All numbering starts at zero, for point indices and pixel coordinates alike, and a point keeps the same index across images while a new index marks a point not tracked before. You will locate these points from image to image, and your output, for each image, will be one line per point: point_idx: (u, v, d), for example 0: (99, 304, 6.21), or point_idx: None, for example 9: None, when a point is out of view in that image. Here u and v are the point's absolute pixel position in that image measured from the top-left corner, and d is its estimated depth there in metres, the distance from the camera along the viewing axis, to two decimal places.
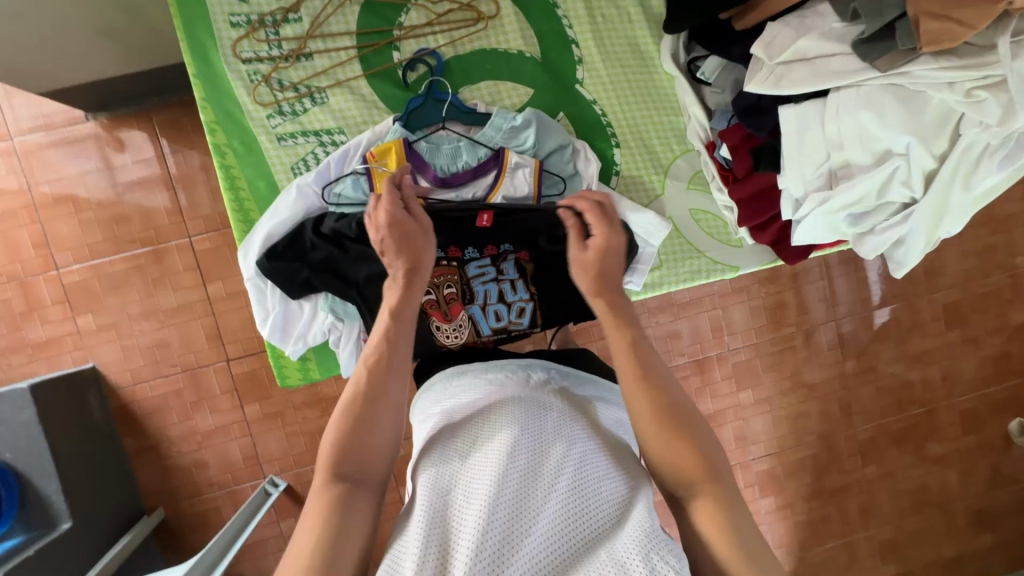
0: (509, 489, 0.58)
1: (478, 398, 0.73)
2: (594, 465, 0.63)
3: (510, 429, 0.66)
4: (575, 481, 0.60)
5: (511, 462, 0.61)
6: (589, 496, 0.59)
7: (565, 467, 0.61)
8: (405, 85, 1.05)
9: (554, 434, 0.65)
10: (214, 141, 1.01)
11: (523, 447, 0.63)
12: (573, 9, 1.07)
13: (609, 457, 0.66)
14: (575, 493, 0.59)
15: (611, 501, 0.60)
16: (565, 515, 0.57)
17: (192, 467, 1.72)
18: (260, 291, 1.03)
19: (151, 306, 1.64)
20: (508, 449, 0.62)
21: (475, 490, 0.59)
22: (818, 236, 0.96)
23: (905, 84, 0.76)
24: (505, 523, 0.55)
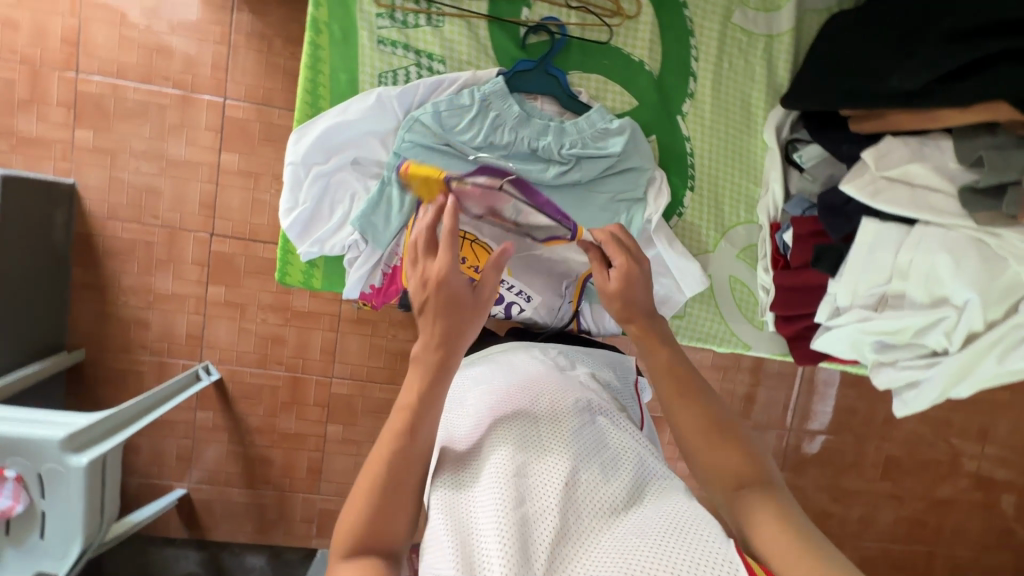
0: (521, 492, 0.62)
1: (480, 396, 0.77)
2: (596, 454, 0.69)
3: (514, 424, 0.70)
4: (586, 476, 0.65)
5: (515, 461, 0.65)
6: (605, 484, 0.65)
7: (569, 458, 0.66)
8: (522, 45, 1.02)
9: (556, 424, 0.70)
10: (314, 14, 0.96)
11: (530, 441, 0.68)
12: (705, 46, 1.06)
13: (613, 440, 0.72)
14: (590, 484, 0.65)
15: (624, 483, 0.66)
16: (583, 509, 0.63)
17: (132, 323, 1.64)
18: (297, 181, 0.99)
19: (157, 149, 1.55)
20: (513, 449, 0.67)
21: (488, 498, 0.62)
22: (840, 348, 0.98)
23: (993, 247, 0.77)
24: (524, 522, 0.60)
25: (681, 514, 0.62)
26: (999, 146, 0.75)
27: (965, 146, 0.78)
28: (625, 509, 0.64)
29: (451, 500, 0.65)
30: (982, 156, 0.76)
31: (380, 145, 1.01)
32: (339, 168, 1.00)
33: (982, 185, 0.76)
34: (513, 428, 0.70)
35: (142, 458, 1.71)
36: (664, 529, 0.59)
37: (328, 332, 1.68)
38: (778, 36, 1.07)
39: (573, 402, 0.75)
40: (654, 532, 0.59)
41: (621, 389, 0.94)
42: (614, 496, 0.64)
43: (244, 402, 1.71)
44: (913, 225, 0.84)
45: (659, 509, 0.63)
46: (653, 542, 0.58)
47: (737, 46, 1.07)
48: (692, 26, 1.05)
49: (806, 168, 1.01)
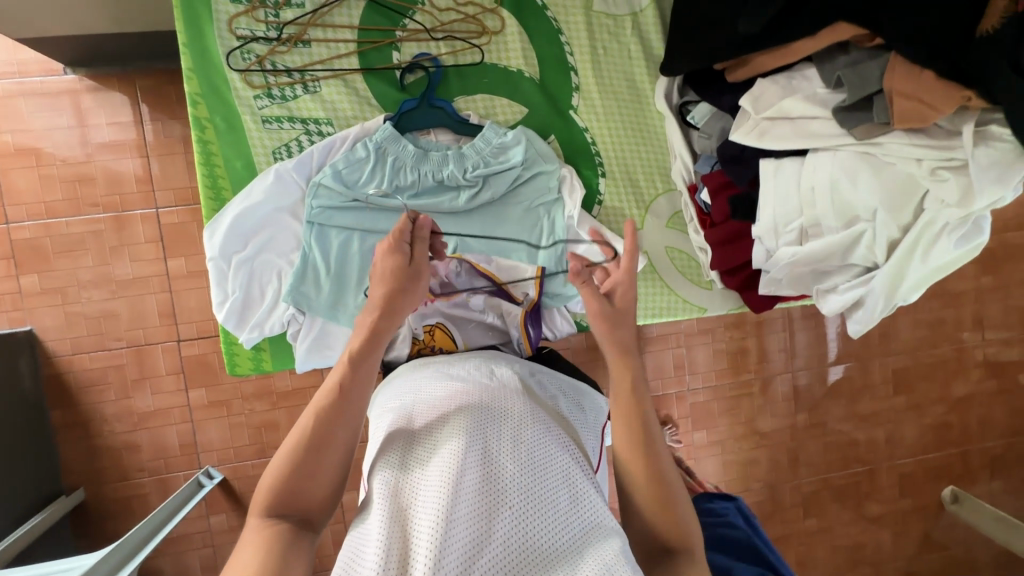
0: (467, 504, 0.63)
1: (441, 397, 0.79)
2: (549, 483, 0.68)
3: (470, 428, 0.71)
4: (533, 496, 0.65)
5: (466, 474, 0.65)
6: (546, 512, 0.64)
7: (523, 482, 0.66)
8: (402, 86, 1.05)
9: (515, 446, 0.70)
10: (195, 113, 0.98)
11: (483, 451, 0.68)
12: (576, 39, 1.09)
13: (568, 475, 0.71)
14: (534, 511, 0.64)
15: (570, 524, 0.65)
16: (523, 533, 0.62)
17: (123, 449, 1.63)
18: (221, 273, 1.00)
19: (104, 274, 1.56)
20: (468, 458, 0.67)
21: (430, 497, 0.63)
22: (783, 287, 1.00)
23: (879, 154, 0.78)
24: (462, 531, 0.60)
25: (615, 564, 0.60)
26: (849, 63, 0.77)
27: (822, 69, 0.81)
28: (562, 546, 0.63)
29: (395, 496, 0.66)
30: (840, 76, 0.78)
31: (293, 218, 1.02)
32: (260, 250, 1.01)
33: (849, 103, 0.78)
34: (472, 439, 0.70)
35: None
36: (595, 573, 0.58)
37: None
38: (642, 11, 1.10)
39: (540, 429, 0.74)
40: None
41: (587, 423, 0.92)
42: (553, 531, 0.63)
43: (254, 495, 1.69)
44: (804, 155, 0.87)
45: (596, 555, 0.61)
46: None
47: (606, 31, 1.10)
48: (558, 24, 1.08)
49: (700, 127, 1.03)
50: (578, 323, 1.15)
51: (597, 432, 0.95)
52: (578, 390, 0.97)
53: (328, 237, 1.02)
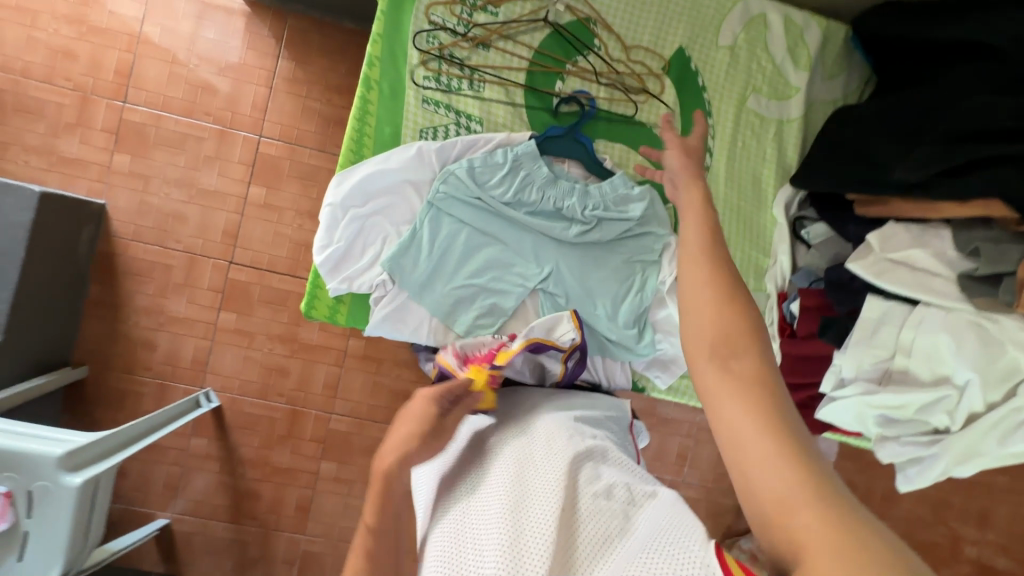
0: (517, 516, 0.63)
1: (472, 445, 0.80)
2: (588, 481, 0.69)
3: (502, 459, 0.74)
4: (575, 502, 0.66)
5: (507, 496, 0.66)
6: (592, 511, 0.65)
7: (561, 484, 0.67)
8: (554, 113, 1.11)
9: (549, 457, 0.72)
10: (367, 73, 1.05)
11: (514, 472, 0.70)
12: (721, 126, 1.15)
13: (608, 473, 0.73)
14: (583, 511, 0.65)
15: (618, 505, 0.67)
16: (577, 534, 0.63)
17: (139, 343, 1.65)
18: (333, 220, 1.05)
19: (190, 178, 1.62)
20: (507, 484, 0.68)
21: (480, 529, 0.64)
22: (845, 419, 1.00)
23: (992, 330, 0.82)
24: (518, 543, 0.60)
25: (673, 534, 0.61)
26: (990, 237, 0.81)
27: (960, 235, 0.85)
28: (619, 528, 0.63)
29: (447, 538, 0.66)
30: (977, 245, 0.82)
31: (415, 194, 1.07)
32: (375, 212, 1.06)
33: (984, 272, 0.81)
34: (507, 469, 0.71)
35: (129, 483, 1.67)
36: (653, 546, 0.59)
37: (333, 366, 1.70)
38: (788, 122, 1.17)
39: (567, 438, 0.76)
40: (646, 555, 0.58)
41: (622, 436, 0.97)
42: (606, 521, 0.64)
43: (241, 432, 1.70)
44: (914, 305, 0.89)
45: (650, 530, 0.62)
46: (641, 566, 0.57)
47: (750, 128, 1.16)
48: (710, 108, 1.15)
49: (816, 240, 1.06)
50: (633, 380, 1.16)
51: (630, 437, 1.00)
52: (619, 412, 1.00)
53: (441, 222, 1.07)
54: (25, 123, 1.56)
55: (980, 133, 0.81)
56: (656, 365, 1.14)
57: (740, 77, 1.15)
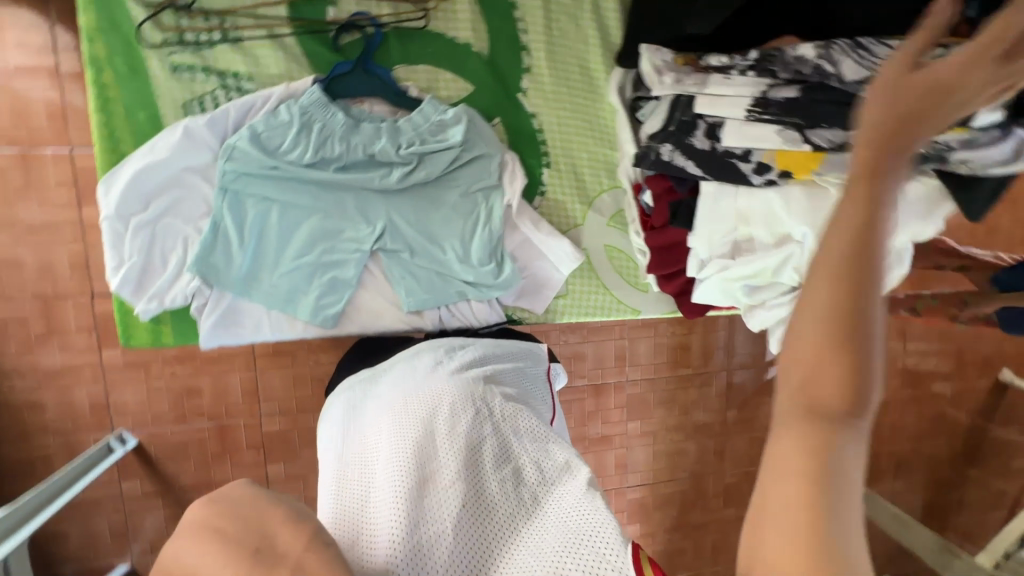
0: (423, 518, 0.64)
1: (380, 412, 0.77)
2: (497, 463, 0.70)
3: (414, 434, 0.71)
4: (482, 487, 0.67)
5: (410, 481, 0.66)
6: (501, 495, 0.67)
7: (464, 479, 0.67)
8: (336, 47, 0.95)
9: (455, 439, 0.71)
10: (91, 51, 0.87)
11: (425, 449, 0.70)
12: (532, 17, 1.02)
13: (516, 447, 0.73)
14: (483, 499, 0.66)
15: (527, 491, 0.68)
16: (485, 524, 0.64)
17: (24, 407, 1.50)
18: (117, 236, 0.90)
19: (5, 217, 1.40)
20: (410, 477, 0.67)
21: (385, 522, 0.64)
22: (714, 297, 1.00)
23: (816, 179, 0.78)
24: (425, 545, 0.62)
25: (576, 516, 0.63)
26: (835, 47, 0.68)
27: (799, 56, 0.71)
28: (527, 513, 0.66)
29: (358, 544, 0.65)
30: (837, 59, 0.69)
31: (201, 181, 0.93)
32: (164, 213, 0.92)
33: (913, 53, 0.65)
34: (409, 460, 0.68)
35: (73, 542, 1.58)
36: (552, 533, 0.62)
37: (245, 372, 1.59)
38: None
39: (472, 416, 0.74)
40: (551, 539, 0.61)
41: (525, 373, 0.93)
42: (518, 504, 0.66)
43: (171, 462, 1.60)
44: (806, 141, 0.75)
45: (557, 515, 0.64)
46: (543, 551, 0.60)
47: (563, 12, 1.04)
48: None
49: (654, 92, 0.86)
50: (506, 314, 1.10)
51: (542, 381, 0.96)
52: (513, 352, 0.95)
53: (243, 205, 0.94)
54: None
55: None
56: (530, 294, 1.08)
57: None
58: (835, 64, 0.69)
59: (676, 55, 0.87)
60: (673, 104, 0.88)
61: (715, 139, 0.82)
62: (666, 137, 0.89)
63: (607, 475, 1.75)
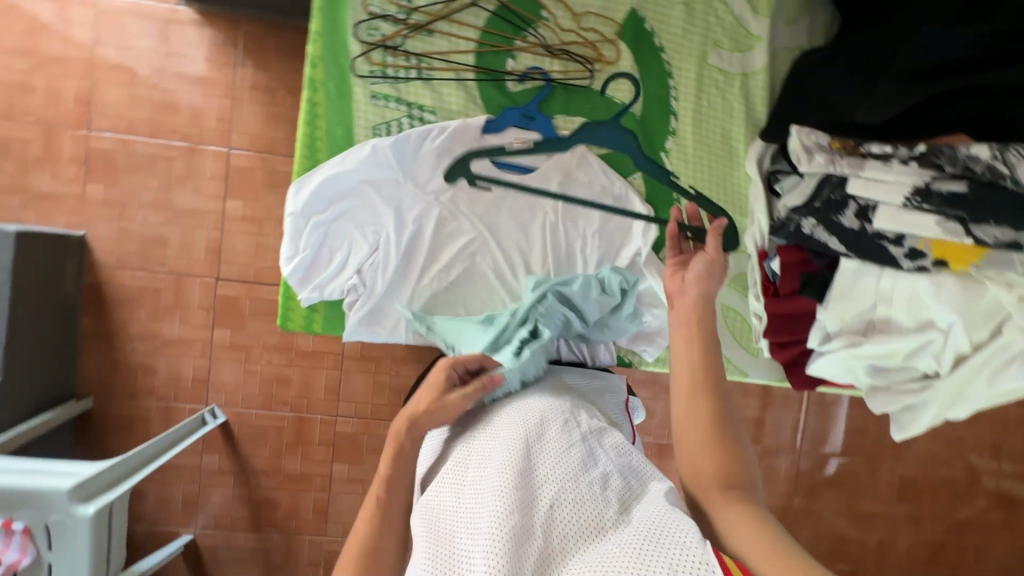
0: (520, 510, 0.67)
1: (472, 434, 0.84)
2: (580, 473, 0.73)
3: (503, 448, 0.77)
4: (563, 490, 0.70)
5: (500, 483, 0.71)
6: (582, 502, 0.69)
7: (550, 484, 0.71)
8: (508, 93, 1.08)
9: (539, 454, 0.76)
10: (311, 74, 1.02)
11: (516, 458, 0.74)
12: (684, 86, 1.11)
13: (598, 461, 0.76)
14: (571, 499, 0.69)
15: (613, 499, 0.70)
16: (565, 531, 0.66)
17: (139, 369, 1.65)
18: (297, 229, 1.02)
19: (165, 199, 1.59)
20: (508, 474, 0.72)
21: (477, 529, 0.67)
22: (835, 374, 0.98)
23: (972, 271, 0.80)
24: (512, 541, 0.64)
25: (656, 516, 0.64)
26: (1013, 151, 0.72)
27: (971, 155, 0.75)
28: (611, 519, 0.67)
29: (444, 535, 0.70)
30: (1013, 162, 0.71)
31: (375, 191, 1.05)
32: (339, 216, 1.04)
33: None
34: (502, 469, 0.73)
35: (148, 504, 1.67)
36: (629, 534, 0.62)
37: (332, 371, 1.68)
38: (753, 74, 1.12)
39: (554, 431, 0.80)
40: (630, 534, 0.62)
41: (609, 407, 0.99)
42: (600, 513, 0.68)
43: (249, 444, 1.68)
44: (968, 234, 0.76)
45: (639, 517, 0.65)
46: (627, 547, 0.61)
47: (714, 85, 1.12)
48: (670, 68, 1.11)
49: (803, 169, 0.89)
50: (618, 356, 1.15)
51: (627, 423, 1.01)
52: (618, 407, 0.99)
53: (404, 217, 1.06)
54: None
55: (935, 68, 0.78)
56: (641, 339, 1.13)
57: (699, 31, 1.10)
58: (1011, 165, 0.71)
59: (832, 139, 0.90)
60: (821, 182, 0.91)
61: (865, 220, 0.85)
62: (809, 211, 0.91)
63: None
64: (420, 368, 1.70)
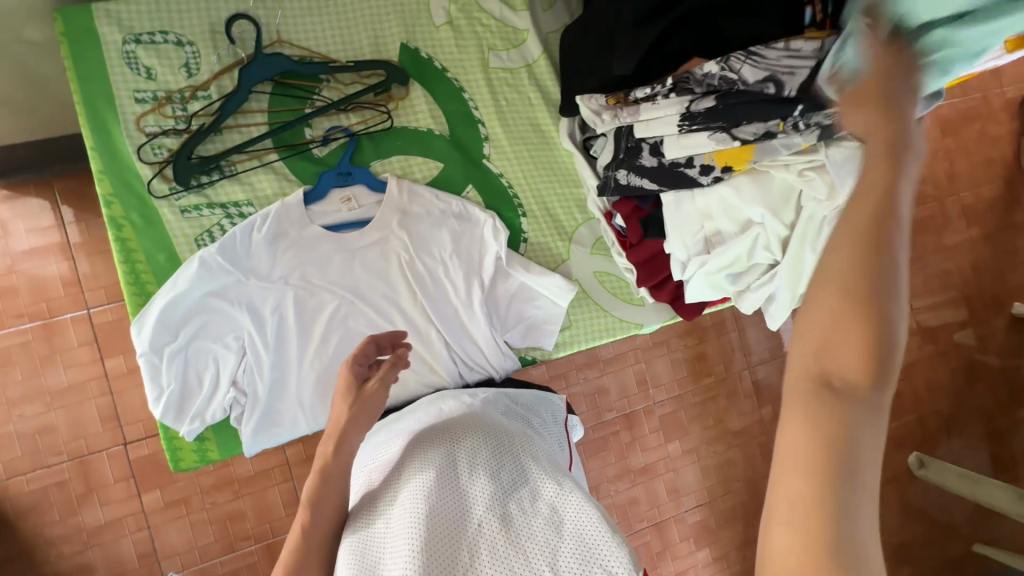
0: (451, 535, 0.70)
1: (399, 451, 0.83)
2: (514, 494, 0.75)
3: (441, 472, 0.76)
4: (501, 515, 0.72)
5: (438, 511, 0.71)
6: (515, 525, 0.72)
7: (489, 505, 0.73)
8: (317, 160, 1.09)
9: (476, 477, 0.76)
10: (110, 214, 0.99)
11: (450, 485, 0.74)
12: (479, 94, 1.17)
13: (529, 476, 0.78)
14: (498, 525, 0.71)
15: (543, 512, 0.74)
16: (499, 549, 0.70)
17: (74, 573, 1.47)
18: (153, 368, 0.97)
19: (36, 386, 1.46)
20: (437, 499, 0.72)
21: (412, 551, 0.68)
22: (704, 294, 1.07)
23: (754, 166, 0.89)
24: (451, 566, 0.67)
25: (592, 537, 0.70)
26: (732, 59, 0.78)
27: (706, 72, 0.82)
28: (539, 537, 0.71)
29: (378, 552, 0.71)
30: (736, 67, 0.78)
31: (220, 300, 1.01)
32: (193, 338, 1.00)
33: (800, 44, 0.75)
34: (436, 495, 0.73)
35: None
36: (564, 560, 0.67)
37: (284, 484, 1.58)
38: (535, 63, 1.20)
39: (489, 452, 0.79)
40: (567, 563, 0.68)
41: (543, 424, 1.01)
42: (534, 532, 0.71)
43: None
44: (735, 138, 0.85)
45: (572, 538, 0.71)
46: None
47: (505, 84, 1.19)
48: (459, 84, 1.16)
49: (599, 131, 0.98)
50: (520, 356, 1.17)
51: (559, 428, 1.05)
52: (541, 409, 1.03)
53: (261, 313, 1.04)
54: None
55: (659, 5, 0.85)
56: (535, 333, 1.16)
57: (471, 42, 1.17)
58: (736, 71, 0.78)
59: (607, 96, 0.98)
60: (617, 136, 1.00)
61: (660, 155, 0.94)
62: (618, 164, 1.01)
63: (662, 504, 1.72)
64: None
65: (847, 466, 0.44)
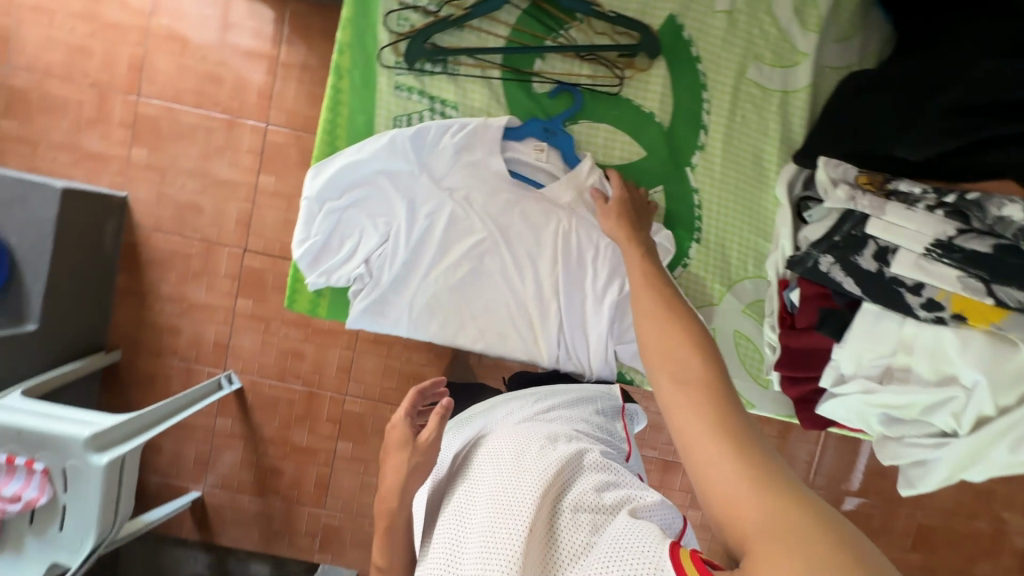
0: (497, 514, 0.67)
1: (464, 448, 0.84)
2: (568, 488, 0.70)
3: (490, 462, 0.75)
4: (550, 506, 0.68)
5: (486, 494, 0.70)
6: (563, 519, 0.66)
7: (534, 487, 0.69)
8: (533, 94, 1.05)
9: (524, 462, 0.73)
10: (338, 61, 1.03)
11: (498, 471, 0.73)
12: (718, 99, 1.06)
13: (585, 477, 0.72)
14: (546, 515, 0.66)
15: (594, 512, 0.67)
16: (544, 542, 0.64)
17: (165, 329, 1.70)
18: (310, 215, 1.03)
19: (202, 168, 1.63)
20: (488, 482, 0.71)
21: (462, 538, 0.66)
22: (845, 418, 0.93)
23: (993, 331, 0.77)
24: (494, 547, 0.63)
25: (639, 536, 0.61)
26: None
27: (1003, 215, 0.73)
28: (588, 537, 0.64)
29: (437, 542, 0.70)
30: None
31: (389, 182, 1.04)
32: (352, 205, 1.04)
33: None
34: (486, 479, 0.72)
35: (163, 458, 1.73)
36: (607, 561, 0.60)
37: (345, 351, 1.68)
38: (794, 92, 1.06)
39: (541, 445, 0.76)
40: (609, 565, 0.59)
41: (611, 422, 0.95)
42: (583, 531, 0.65)
43: (261, 412, 1.71)
44: (990, 293, 0.75)
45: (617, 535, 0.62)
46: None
47: (751, 100, 1.07)
48: (704, 80, 1.06)
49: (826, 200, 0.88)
50: (620, 372, 1.15)
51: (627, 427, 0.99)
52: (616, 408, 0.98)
53: (416, 210, 1.06)
54: (50, 121, 1.60)
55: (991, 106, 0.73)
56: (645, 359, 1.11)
57: (740, 42, 1.05)
58: None
59: (860, 174, 0.88)
60: (843, 217, 0.88)
61: (884, 263, 0.82)
62: (829, 247, 0.87)
63: None
64: (431, 357, 1.68)
65: (788, 516, 0.55)
